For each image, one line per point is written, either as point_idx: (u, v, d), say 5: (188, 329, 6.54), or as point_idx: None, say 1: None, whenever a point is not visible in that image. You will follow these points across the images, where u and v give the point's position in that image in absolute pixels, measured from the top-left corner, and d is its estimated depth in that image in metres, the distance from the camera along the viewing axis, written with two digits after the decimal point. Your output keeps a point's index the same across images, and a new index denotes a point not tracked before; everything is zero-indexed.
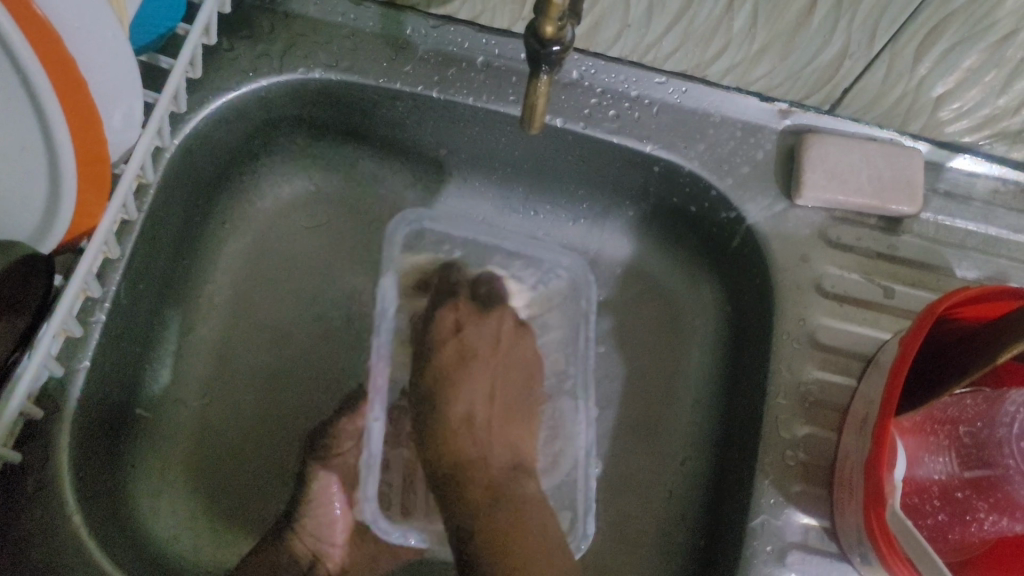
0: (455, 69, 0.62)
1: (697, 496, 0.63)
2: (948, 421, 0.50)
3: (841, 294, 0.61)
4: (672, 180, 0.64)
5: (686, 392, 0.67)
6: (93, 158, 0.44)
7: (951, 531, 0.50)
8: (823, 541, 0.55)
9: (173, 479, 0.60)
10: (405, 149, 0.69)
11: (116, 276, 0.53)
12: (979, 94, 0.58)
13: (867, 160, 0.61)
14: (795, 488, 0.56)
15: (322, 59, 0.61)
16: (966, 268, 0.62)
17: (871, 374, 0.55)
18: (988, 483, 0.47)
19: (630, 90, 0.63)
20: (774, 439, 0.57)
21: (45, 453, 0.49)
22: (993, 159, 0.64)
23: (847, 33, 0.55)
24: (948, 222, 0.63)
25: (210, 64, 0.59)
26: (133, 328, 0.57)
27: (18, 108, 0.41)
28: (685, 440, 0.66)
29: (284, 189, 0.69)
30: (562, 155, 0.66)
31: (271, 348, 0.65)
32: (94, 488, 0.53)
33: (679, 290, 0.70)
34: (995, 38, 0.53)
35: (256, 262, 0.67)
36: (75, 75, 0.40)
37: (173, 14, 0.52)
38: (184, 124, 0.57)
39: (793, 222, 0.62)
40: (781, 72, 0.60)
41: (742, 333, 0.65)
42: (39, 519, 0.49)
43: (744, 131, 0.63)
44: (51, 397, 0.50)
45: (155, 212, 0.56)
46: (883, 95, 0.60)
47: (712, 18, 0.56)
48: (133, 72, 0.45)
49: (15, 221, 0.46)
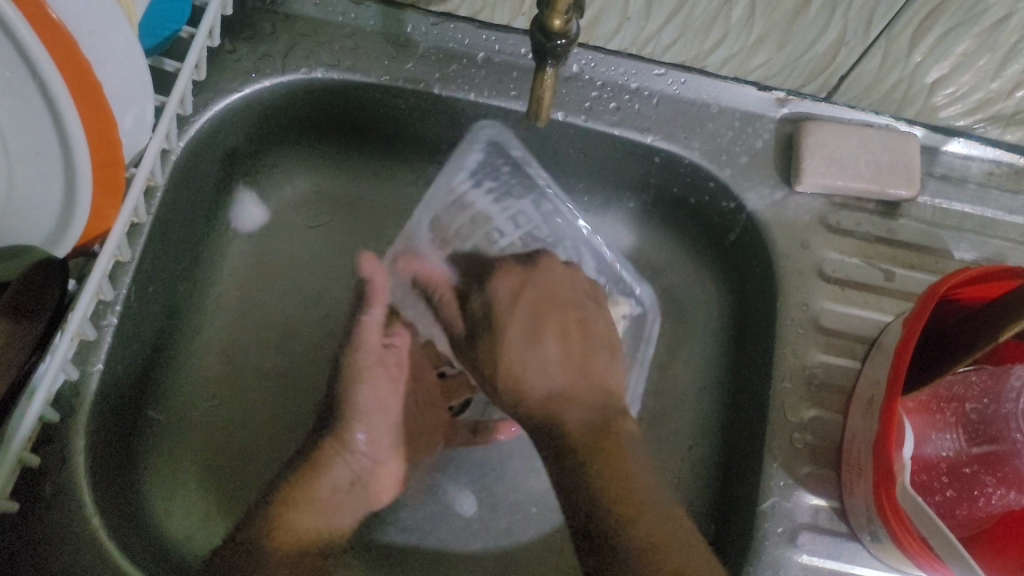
0: (455, 65, 0.62)
1: (705, 481, 0.64)
2: (954, 399, 0.51)
3: (842, 278, 0.62)
4: (672, 170, 0.65)
5: (692, 380, 0.68)
6: (108, 160, 0.44)
7: (958, 508, 0.51)
8: (833, 521, 0.56)
9: (186, 479, 0.60)
10: (407, 147, 0.69)
11: (127, 279, 0.54)
12: (973, 79, 0.59)
13: (865, 146, 0.62)
14: (804, 470, 0.56)
15: (324, 58, 0.61)
16: (964, 250, 0.64)
17: (875, 356, 0.56)
18: (996, 457, 0.48)
19: (630, 83, 0.64)
20: (782, 423, 0.58)
21: (62, 456, 0.50)
22: (987, 143, 0.65)
23: (844, 21, 0.55)
24: (944, 206, 0.64)
25: (213, 66, 0.60)
26: (144, 332, 0.58)
27: (33, 112, 0.41)
28: (692, 427, 0.66)
29: (287, 188, 0.69)
30: (563, 148, 0.66)
31: (280, 345, 0.66)
32: (112, 491, 0.53)
33: (681, 280, 0.71)
34: (988, 23, 0.54)
35: (263, 261, 0.68)
36: (91, 76, 0.40)
37: (178, 16, 0.53)
38: (190, 126, 0.57)
39: (793, 209, 0.63)
40: (778, 62, 0.61)
41: (746, 319, 0.65)
42: (58, 520, 0.49)
43: (742, 121, 0.64)
44: (66, 400, 0.51)
45: (162, 213, 0.57)
46: (878, 81, 0.61)
47: (711, 9, 0.56)
48: (145, 72, 0.45)
49: (32, 224, 0.46)
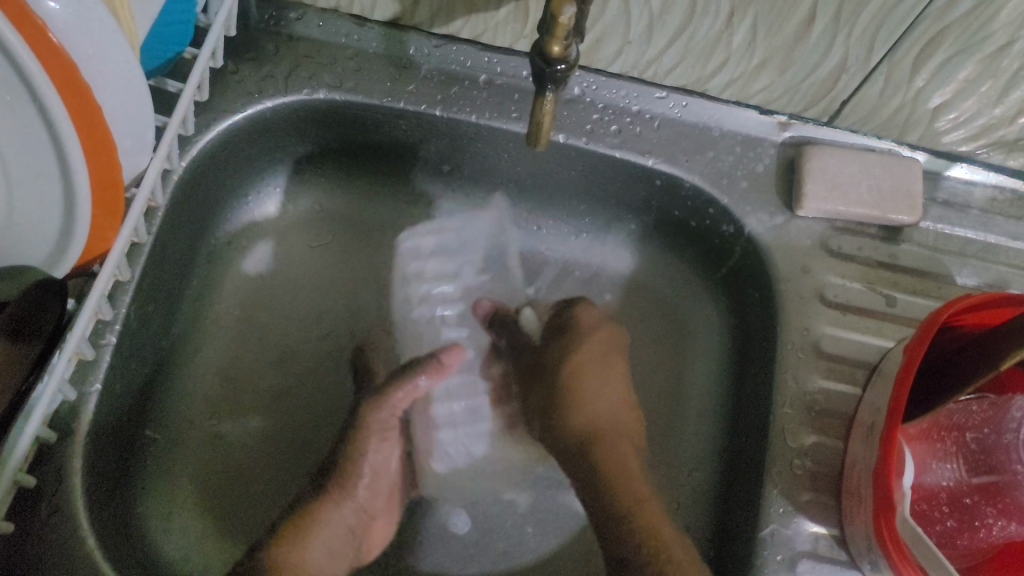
0: (458, 87, 0.63)
1: (706, 506, 0.63)
2: (954, 428, 0.51)
3: (844, 303, 0.61)
4: (674, 193, 0.65)
5: (694, 405, 0.68)
6: (106, 181, 0.44)
7: (959, 538, 0.50)
8: (833, 549, 0.55)
9: (183, 500, 0.60)
10: (411, 167, 0.69)
11: (126, 298, 0.54)
12: (976, 105, 0.59)
13: (867, 171, 0.62)
14: (805, 497, 0.56)
15: (327, 79, 0.61)
16: (967, 276, 0.63)
17: (877, 383, 0.55)
18: (996, 488, 0.48)
19: (632, 105, 0.64)
20: (782, 449, 0.57)
21: (58, 476, 0.50)
22: (990, 168, 0.65)
23: (845, 47, 0.55)
24: (947, 231, 0.64)
25: (216, 87, 0.60)
26: (142, 353, 0.58)
27: (32, 134, 0.41)
28: (694, 451, 0.66)
29: (289, 209, 0.70)
30: (566, 170, 0.66)
31: (281, 366, 0.66)
32: (107, 509, 0.53)
33: (682, 305, 0.70)
34: (991, 50, 0.54)
35: (262, 282, 0.68)
36: (90, 101, 0.40)
37: (181, 39, 0.53)
38: (192, 146, 0.57)
39: (795, 233, 0.63)
40: (781, 86, 0.61)
41: (748, 343, 0.65)
42: (53, 541, 0.49)
43: (744, 145, 0.64)
44: (63, 419, 0.51)
45: (162, 233, 0.57)
46: (880, 106, 0.61)
47: (712, 34, 0.56)
48: (145, 95, 0.45)
49: (30, 246, 0.46)
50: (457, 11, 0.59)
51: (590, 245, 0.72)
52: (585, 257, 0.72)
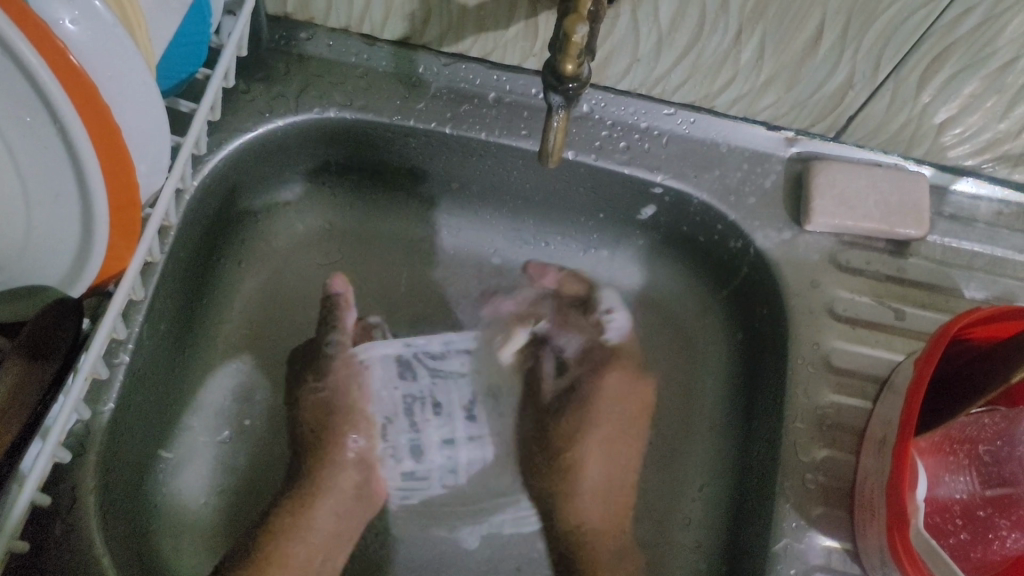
0: (467, 105, 0.63)
1: (715, 521, 0.64)
2: (967, 440, 0.52)
3: (853, 317, 0.62)
4: (682, 209, 0.66)
5: (702, 421, 0.68)
6: (125, 203, 0.44)
7: (973, 551, 0.51)
8: (847, 563, 0.55)
9: (195, 516, 0.60)
10: (420, 185, 0.70)
11: (140, 318, 0.54)
12: (982, 119, 0.59)
13: (874, 186, 0.63)
14: (817, 510, 0.56)
15: (338, 98, 0.62)
16: (974, 289, 0.64)
17: (887, 396, 0.56)
18: (1010, 500, 0.49)
19: (639, 122, 0.64)
20: (793, 463, 0.57)
21: (73, 495, 0.50)
22: (995, 183, 0.66)
23: (852, 63, 0.56)
24: (954, 245, 0.65)
25: (227, 106, 0.60)
26: (153, 372, 0.58)
27: (52, 157, 0.41)
28: (702, 466, 0.66)
29: (298, 227, 0.70)
30: (575, 186, 0.67)
31: (291, 384, 0.66)
32: (119, 529, 0.53)
33: (690, 319, 0.71)
34: (995, 65, 0.54)
35: (271, 298, 0.68)
36: (111, 124, 0.40)
37: (195, 59, 0.54)
38: (204, 166, 0.58)
39: (803, 248, 0.63)
40: (788, 102, 0.61)
41: (756, 360, 0.65)
42: (68, 561, 0.49)
43: (751, 161, 0.65)
44: (76, 438, 0.51)
45: (174, 252, 0.57)
46: (887, 122, 0.61)
47: (720, 51, 0.57)
48: (162, 116, 0.46)
49: (47, 266, 0.47)
50: (466, 31, 0.60)
51: (598, 262, 0.72)
52: (595, 273, 0.72)
